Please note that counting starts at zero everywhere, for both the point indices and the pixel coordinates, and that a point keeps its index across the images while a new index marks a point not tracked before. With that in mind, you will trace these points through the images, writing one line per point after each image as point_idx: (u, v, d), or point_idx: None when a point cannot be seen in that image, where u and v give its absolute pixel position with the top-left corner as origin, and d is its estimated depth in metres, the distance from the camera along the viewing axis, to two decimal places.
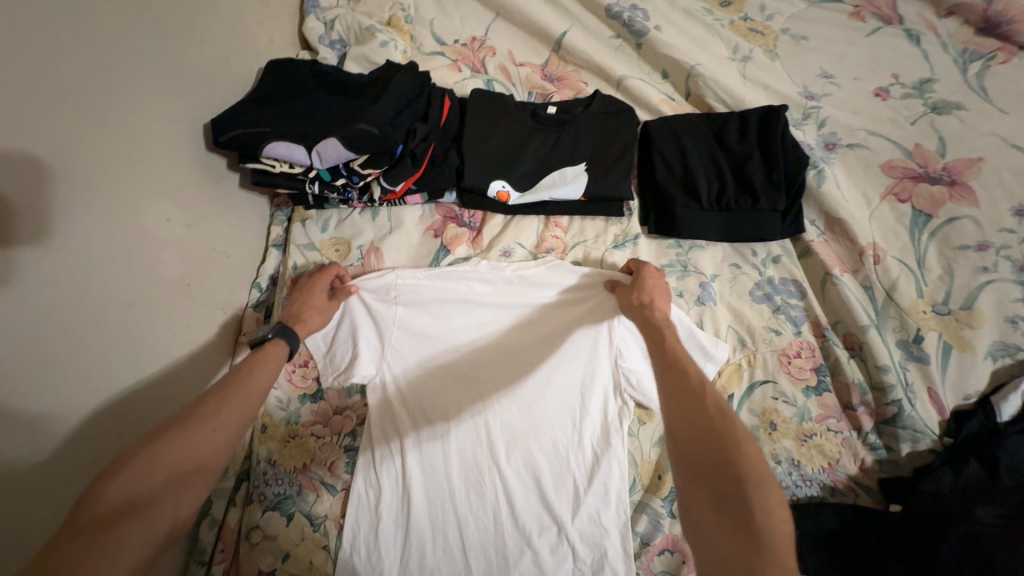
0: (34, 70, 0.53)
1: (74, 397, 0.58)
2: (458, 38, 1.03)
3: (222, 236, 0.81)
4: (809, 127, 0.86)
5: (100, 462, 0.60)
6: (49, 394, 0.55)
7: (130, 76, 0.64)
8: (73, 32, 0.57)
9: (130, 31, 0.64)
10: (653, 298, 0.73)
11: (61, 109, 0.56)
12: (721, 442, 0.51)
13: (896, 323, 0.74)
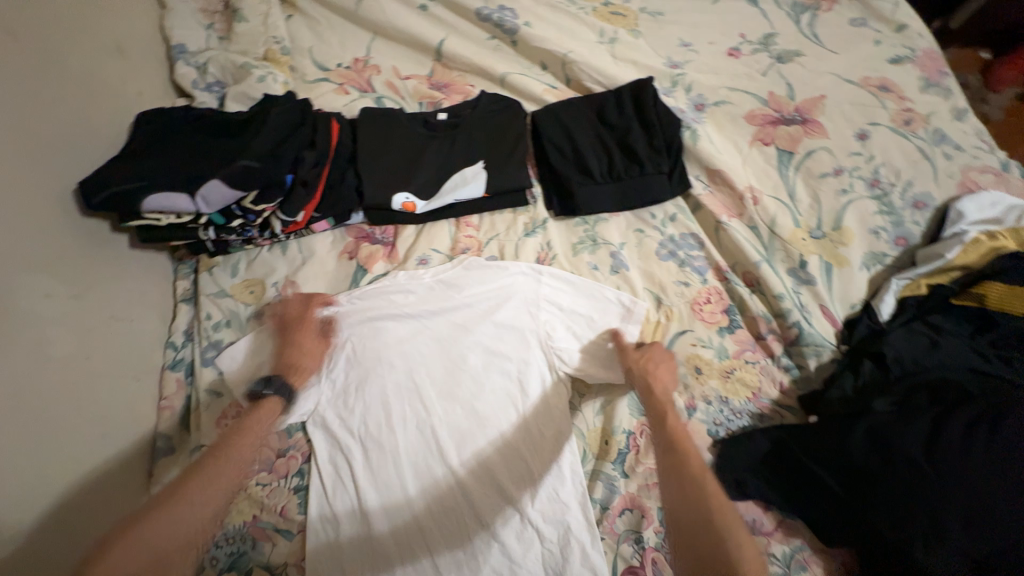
0: None
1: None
2: (340, 62, 1.03)
3: (119, 301, 0.77)
4: (679, 93, 0.93)
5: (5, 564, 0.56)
6: None
7: None
8: None
9: None
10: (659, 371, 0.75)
11: None
12: (704, 510, 0.58)
13: (783, 254, 0.81)
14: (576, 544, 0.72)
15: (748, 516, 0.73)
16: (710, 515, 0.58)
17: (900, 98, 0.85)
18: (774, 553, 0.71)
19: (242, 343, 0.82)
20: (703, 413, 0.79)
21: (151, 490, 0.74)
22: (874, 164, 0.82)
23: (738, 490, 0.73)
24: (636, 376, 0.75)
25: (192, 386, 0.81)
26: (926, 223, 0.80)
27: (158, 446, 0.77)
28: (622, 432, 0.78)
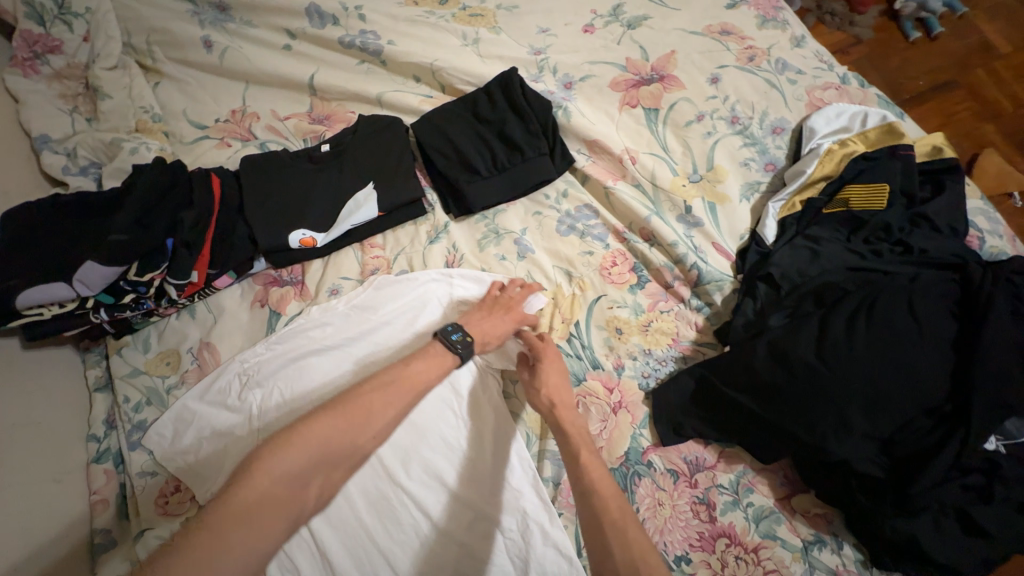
0: None
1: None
2: (217, 117, 1.03)
3: (22, 405, 0.74)
4: (546, 76, 0.97)
5: None
6: None
7: None
8: None
9: None
10: (556, 390, 0.74)
11: None
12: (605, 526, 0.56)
13: (669, 204, 0.86)
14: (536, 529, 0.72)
15: (690, 456, 0.77)
16: (612, 530, 0.56)
17: (741, 38, 0.92)
18: (721, 484, 0.75)
19: (166, 417, 0.80)
20: (632, 370, 0.82)
21: None
22: (730, 103, 0.87)
23: (674, 432, 0.77)
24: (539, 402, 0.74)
25: (123, 473, 0.79)
26: (788, 144, 0.85)
27: (98, 543, 0.74)
28: None
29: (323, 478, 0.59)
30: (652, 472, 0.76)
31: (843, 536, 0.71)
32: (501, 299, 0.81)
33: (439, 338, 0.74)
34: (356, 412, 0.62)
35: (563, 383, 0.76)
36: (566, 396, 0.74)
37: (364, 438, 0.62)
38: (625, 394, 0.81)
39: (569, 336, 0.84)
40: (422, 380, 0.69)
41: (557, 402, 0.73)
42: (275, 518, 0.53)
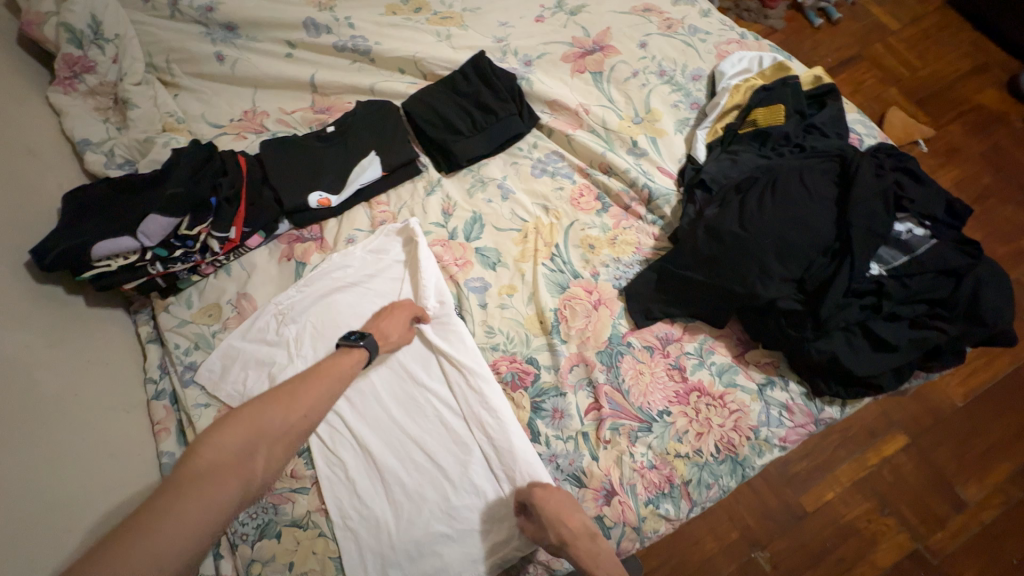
0: None
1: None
2: (231, 116, 1.20)
3: (92, 349, 0.87)
4: (509, 57, 1.18)
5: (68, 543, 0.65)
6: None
7: None
8: None
9: None
10: (561, 522, 0.72)
11: None
12: None
13: (619, 142, 1.06)
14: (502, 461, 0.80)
15: (662, 333, 0.93)
16: None
17: (660, 13, 1.15)
18: (688, 351, 0.92)
19: (215, 355, 0.93)
20: (606, 275, 0.99)
21: None
22: (657, 61, 1.09)
23: (646, 316, 0.94)
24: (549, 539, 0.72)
25: (179, 407, 0.90)
26: (706, 88, 1.08)
27: (165, 464, 0.85)
28: (550, 309, 0.96)
29: (268, 451, 0.61)
30: (631, 349, 0.92)
31: (787, 376, 0.88)
32: (397, 303, 0.92)
33: (351, 346, 0.79)
34: (289, 391, 0.66)
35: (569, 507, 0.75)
36: (575, 519, 0.73)
37: (299, 415, 0.65)
38: (603, 293, 0.97)
39: (551, 255, 1.01)
40: (340, 371, 0.73)
41: (568, 534, 0.72)
42: (218, 485, 0.56)
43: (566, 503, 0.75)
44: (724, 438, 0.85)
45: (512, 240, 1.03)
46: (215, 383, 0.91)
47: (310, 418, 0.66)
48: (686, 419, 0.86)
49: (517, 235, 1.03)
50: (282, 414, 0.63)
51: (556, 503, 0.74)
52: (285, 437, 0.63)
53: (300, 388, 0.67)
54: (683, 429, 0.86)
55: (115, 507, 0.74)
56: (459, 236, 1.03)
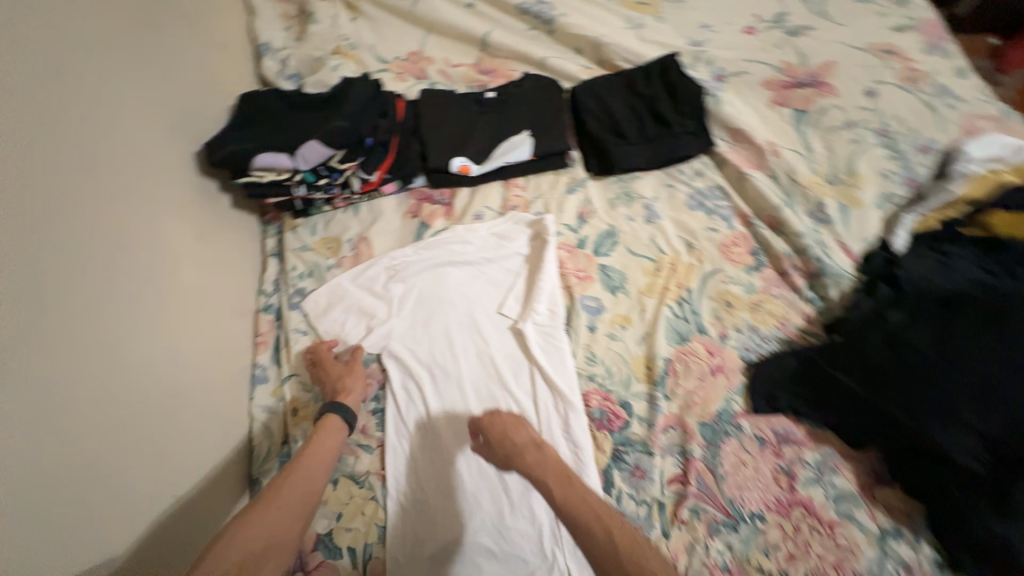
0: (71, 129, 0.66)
1: (114, 398, 0.64)
2: (397, 55, 1.18)
3: (227, 248, 0.92)
4: (700, 66, 1.04)
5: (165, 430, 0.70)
6: (107, 380, 0.64)
7: (136, 122, 0.78)
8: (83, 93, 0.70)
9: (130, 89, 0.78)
10: (519, 457, 0.73)
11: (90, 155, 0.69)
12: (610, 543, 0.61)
13: (802, 198, 0.91)
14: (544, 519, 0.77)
15: (781, 429, 0.81)
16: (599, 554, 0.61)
17: (904, 59, 0.95)
18: (806, 460, 0.79)
19: (323, 289, 0.94)
20: (735, 341, 0.87)
21: (251, 411, 0.87)
22: (882, 117, 0.91)
23: (768, 404, 0.82)
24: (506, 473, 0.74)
25: (280, 326, 0.94)
26: (932, 165, 0.89)
27: (256, 375, 0.90)
28: (662, 358, 0.87)
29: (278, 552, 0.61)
30: (740, 434, 0.82)
31: (922, 534, 0.72)
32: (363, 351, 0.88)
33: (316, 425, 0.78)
34: (276, 487, 0.68)
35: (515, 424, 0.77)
36: (522, 434, 0.75)
37: (296, 502, 0.67)
38: (726, 360, 0.86)
39: (679, 299, 0.91)
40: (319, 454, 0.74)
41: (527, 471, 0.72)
42: None
43: (516, 437, 0.75)
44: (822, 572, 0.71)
45: (643, 269, 0.94)
46: (317, 316, 0.93)
47: (306, 505, 0.67)
48: (779, 533, 0.74)
49: (649, 266, 0.94)
50: (283, 495, 0.67)
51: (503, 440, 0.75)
52: (288, 532, 0.63)
53: (281, 483, 0.68)
54: (774, 543, 0.74)
55: (205, 407, 0.79)
56: (587, 247, 0.96)
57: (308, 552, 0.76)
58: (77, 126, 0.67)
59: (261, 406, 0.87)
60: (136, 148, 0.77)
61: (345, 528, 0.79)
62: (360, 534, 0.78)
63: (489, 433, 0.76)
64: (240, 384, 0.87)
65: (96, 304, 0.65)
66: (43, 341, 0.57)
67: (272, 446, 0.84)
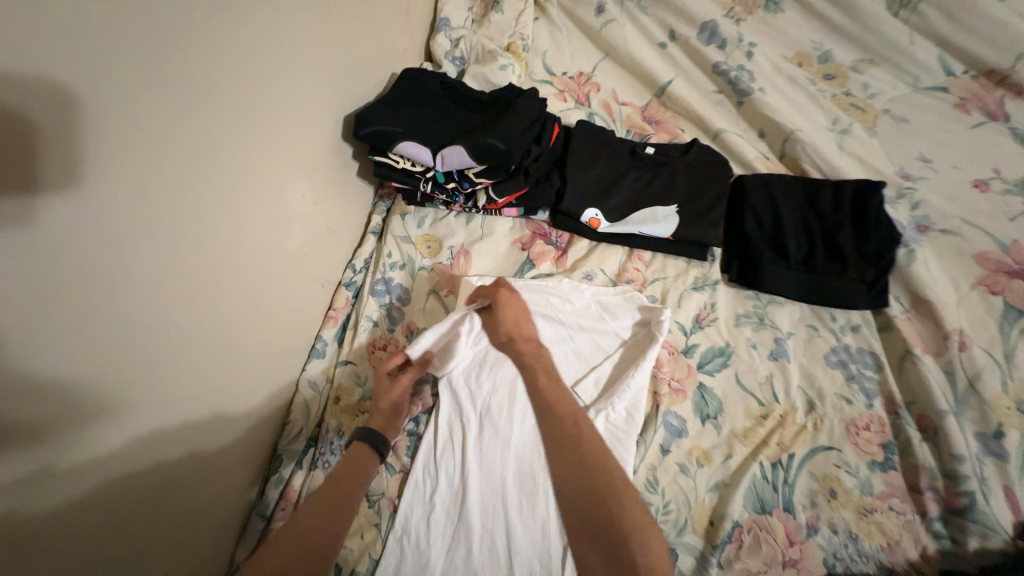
0: (239, 72, 0.64)
1: (186, 351, 0.62)
2: (567, 71, 1.09)
3: (337, 216, 0.90)
4: (903, 206, 0.88)
5: (221, 391, 0.68)
6: (187, 331, 0.62)
7: (302, 75, 0.75)
8: (262, 36, 0.66)
9: (309, 40, 0.75)
10: (516, 330, 0.84)
11: (250, 100, 0.66)
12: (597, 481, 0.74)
13: (975, 414, 0.73)
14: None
15: None
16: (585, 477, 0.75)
17: None
18: None
19: (414, 289, 0.91)
20: (825, 540, 0.73)
21: (299, 382, 0.85)
22: None
23: None
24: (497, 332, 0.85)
25: (356, 307, 0.91)
26: None
27: (316, 348, 0.87)
28: (732, 520, 0.74)
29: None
30: None
31: None
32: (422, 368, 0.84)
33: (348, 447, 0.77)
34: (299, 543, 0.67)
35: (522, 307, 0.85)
36: (527, 329, 0.85)
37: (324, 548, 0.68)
38: (806, 557, 0.72)
39: (775, 461, 0.77)
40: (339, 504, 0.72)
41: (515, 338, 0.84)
42: None
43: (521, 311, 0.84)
44: None
45: (747, 409, 0.81)
46: (394, 314, 0.90)
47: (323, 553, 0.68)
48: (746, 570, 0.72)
49: (755, 408, 0.81)
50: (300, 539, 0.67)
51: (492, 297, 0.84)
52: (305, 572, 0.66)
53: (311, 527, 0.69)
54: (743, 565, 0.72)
55: (263, 372, 0.77)
56: (692, 356, 0.84)
57: None
58: (245, 71, 0.65)
59: (309, 380, 0.85)
60: (294, 103, 0.75)
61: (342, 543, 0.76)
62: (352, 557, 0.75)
63: (494, 313, 0.84)
64: (300, 354, 0.85)
65: (205, 251, 0.63)
66: (141, 286, 0.54)
67: (304, 427, 0.81)
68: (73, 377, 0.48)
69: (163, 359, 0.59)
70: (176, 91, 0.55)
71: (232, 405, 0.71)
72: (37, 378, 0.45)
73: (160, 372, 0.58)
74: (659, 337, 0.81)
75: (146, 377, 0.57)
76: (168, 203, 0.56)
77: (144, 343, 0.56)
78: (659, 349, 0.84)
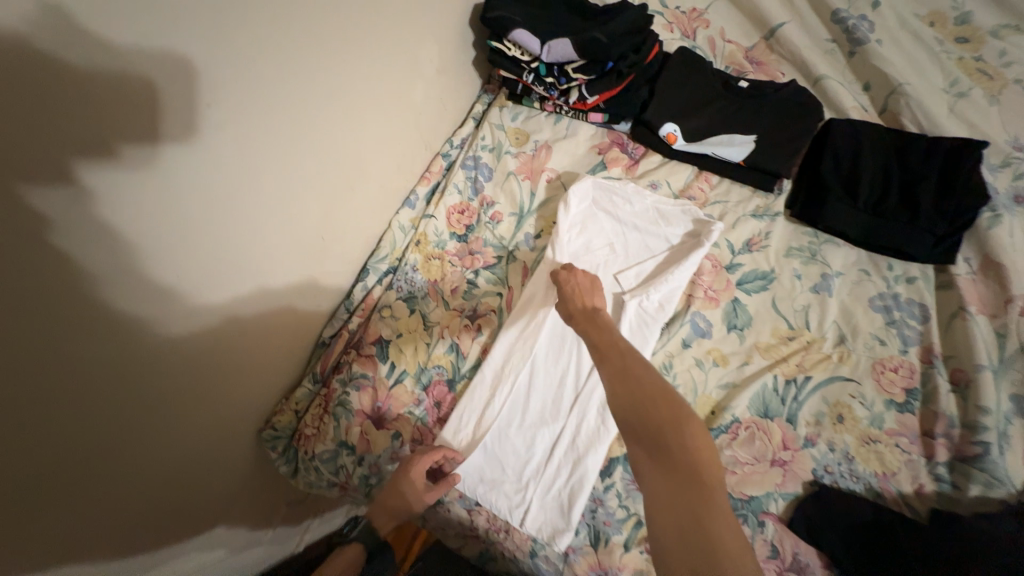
0: None
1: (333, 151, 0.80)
2: (678, 5, 1.11)
3: (448, 93, 1.05)
4: (1004, 175, 0.84)
5: (347, 198, 0.88)
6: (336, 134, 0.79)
7: None
8: None
9: None
10: (575, 300, 0.74)
11: None
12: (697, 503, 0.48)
13: (1016, 376, 0.74)
14: (588, 490, 0.78)
15: (802, 557, 0.72)
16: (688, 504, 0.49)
17: None
18: (776, 496, 0.76)
19: (496, 169, 1.04)
20: (819, 453, 0.78)
21: (391, 221, 1.03)
22: None
23: (808, 532, 0.72)
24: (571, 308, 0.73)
25: (446, 175, 1.07)
26: None
27: (409, 199, 1.05)
28: (732, 413, 0.81)
29: None
30: (758, 530, 0.74)
31: None
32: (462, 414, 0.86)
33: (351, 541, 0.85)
34: None
35: (592, 286, 0.77)
36: (584, 304, 0.73)
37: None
38: (795, 461, 0.78)
39: (790, 378, 0.82)
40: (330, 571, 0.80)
41: (574, 312, 0.72)
42: None
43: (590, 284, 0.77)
44: (741, 477, 0.78)
45: (775, 328, 0.86)
46: (476, 186, 1.04)
47: None
48: (736, 459, 0.79)
49: (783, 330, 0.85)
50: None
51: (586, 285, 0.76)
52: None
53: None
54: (733, 457, 0.79)
55: (372, 199, 0.95)
56: (734, 273, 0.89)
57: (367, 343, 0.92)
58: None
59: (400, 223, 1.03)
60: None
61: (398, 347, 0.92)
62: (404, 360, 0.91)
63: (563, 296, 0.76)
64: (397, 199, 1.03)
65: (361, 77, 0.80)
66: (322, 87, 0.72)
67: (389, 254, 1.00)
68: (276, 127, 0.67)
69: (321, 150, 0.77)
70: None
71: (349, 213, 0.90)
72: (262, 115, 0.64)
73: (315, 159, 0.76)
74: (706, 243, 0.88)
75: (310, 159, 0.75)
76: (348, 27, 0.73)
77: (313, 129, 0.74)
78: (705, 258, 0.90)
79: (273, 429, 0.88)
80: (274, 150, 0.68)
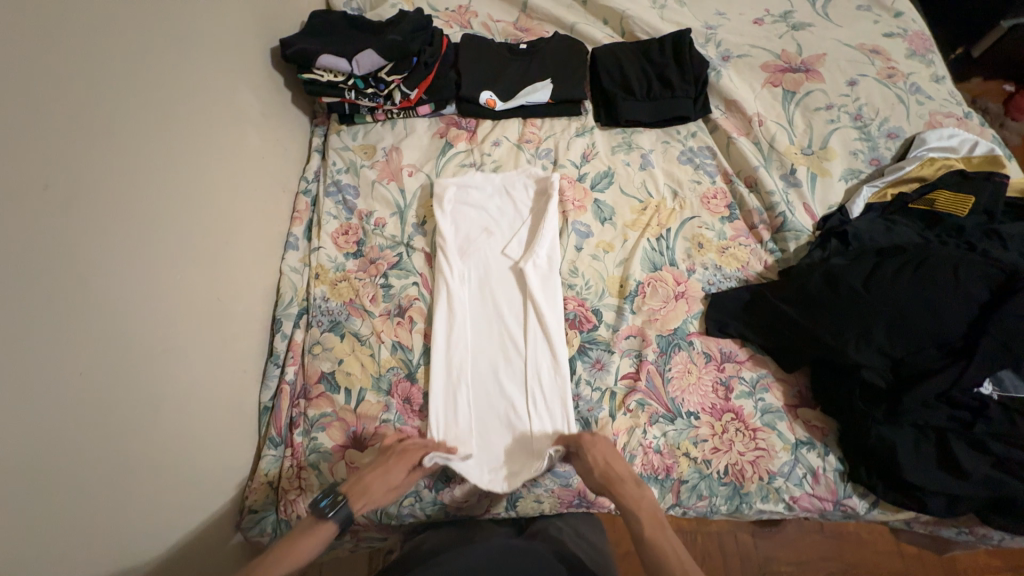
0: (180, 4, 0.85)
1: (177, 210, 0.80)
2: (447, 6, 1.31)
3: (281, 135, 1.10)
4: (711, 46, 1.18)
5: (216, 253, 0.87)
6: (173, 194, 0.79)
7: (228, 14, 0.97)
8: None
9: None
10: (591, 477, 0.80)
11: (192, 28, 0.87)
12: None
13: (778, 163, 1.05)
14: (565, 397, 0.89)
15: (725, 348, 0.93)
16: None
17: (887, 59, 1.10)
18: (690, 316, 0.96)
19: (359, 184, 1.10)
20: (701, 275, 1.00)
21: (281, 268, 1.03)
22: (858, 104, 1.06)
23: (719, 329, 0.94)
24: (594, 481, 0.79)
25: (315, 208, 1.10)
26: (897, 148, 1.03)
27: (289, 242, 1.06)
28: (635, 279, 0.99)
29: None
30: (690, 348, 0.93)
31: (831, 448, 0.85)
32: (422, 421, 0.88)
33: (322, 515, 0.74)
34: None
35: (614, 453, 0.81)
36: (618, 469, 0.79)
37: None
38: (689, 289, 0.99)
39: (658, 236, 1.03)
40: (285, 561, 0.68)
41: (607, 482, 0.78)
42: None
43: (611, 451, 0.81)
44: (659, 318, 0.96)
45: (631, 207, 1.07)
46: (347, 204, 1.09)
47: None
48: (652, 309, 0.97)
49: (637, 205, 1.07)
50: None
51: (604, 454, 0.80)
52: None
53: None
54: (650, 309, 0.97)
55: (248, 249, 0.95)
56: (585, 181, 1.09)
57: (314, 384, 0.91)
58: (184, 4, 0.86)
59: (291, 266, 1.03)
60: (225, 35, 0.96)
61: (345, 371, 0.92)
62: (356, 379, 0.92)
63: (582, 459, 0.81)
64: (276, 245, 1.03)
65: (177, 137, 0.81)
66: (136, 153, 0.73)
67: (294, 296, 1.01)
68: (99, 200, 0.67)
69: (163, 213, 0.77)
70: (141, 9, 0.77)
71: (226, 269, 0.89)
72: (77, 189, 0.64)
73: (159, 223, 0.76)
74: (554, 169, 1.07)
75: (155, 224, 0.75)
76: (144, 93, 0.76)
77: (144, 196, 0.74)
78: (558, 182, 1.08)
79: (253, 512, 0.83)
80: (106, 216, 0.68)
